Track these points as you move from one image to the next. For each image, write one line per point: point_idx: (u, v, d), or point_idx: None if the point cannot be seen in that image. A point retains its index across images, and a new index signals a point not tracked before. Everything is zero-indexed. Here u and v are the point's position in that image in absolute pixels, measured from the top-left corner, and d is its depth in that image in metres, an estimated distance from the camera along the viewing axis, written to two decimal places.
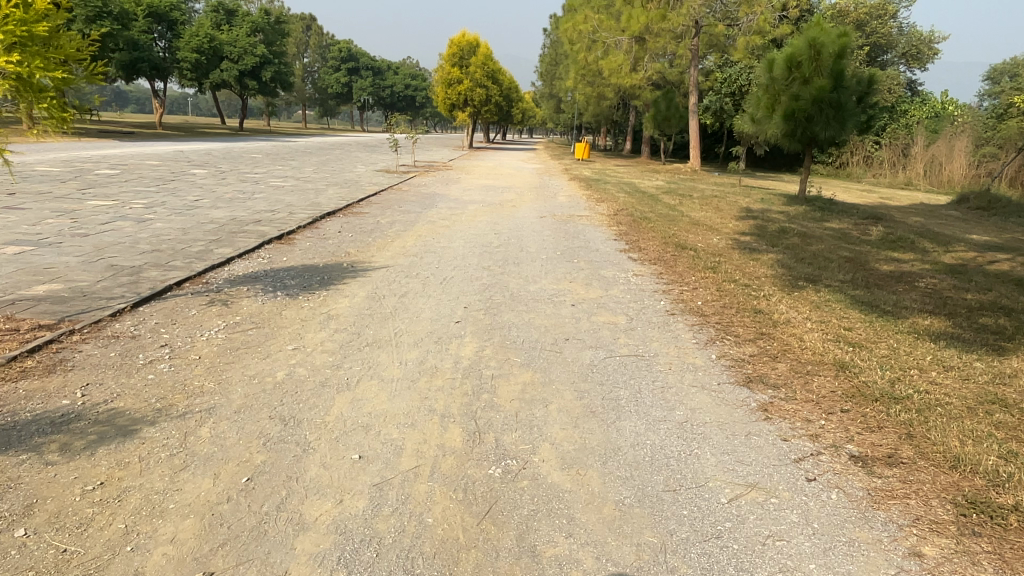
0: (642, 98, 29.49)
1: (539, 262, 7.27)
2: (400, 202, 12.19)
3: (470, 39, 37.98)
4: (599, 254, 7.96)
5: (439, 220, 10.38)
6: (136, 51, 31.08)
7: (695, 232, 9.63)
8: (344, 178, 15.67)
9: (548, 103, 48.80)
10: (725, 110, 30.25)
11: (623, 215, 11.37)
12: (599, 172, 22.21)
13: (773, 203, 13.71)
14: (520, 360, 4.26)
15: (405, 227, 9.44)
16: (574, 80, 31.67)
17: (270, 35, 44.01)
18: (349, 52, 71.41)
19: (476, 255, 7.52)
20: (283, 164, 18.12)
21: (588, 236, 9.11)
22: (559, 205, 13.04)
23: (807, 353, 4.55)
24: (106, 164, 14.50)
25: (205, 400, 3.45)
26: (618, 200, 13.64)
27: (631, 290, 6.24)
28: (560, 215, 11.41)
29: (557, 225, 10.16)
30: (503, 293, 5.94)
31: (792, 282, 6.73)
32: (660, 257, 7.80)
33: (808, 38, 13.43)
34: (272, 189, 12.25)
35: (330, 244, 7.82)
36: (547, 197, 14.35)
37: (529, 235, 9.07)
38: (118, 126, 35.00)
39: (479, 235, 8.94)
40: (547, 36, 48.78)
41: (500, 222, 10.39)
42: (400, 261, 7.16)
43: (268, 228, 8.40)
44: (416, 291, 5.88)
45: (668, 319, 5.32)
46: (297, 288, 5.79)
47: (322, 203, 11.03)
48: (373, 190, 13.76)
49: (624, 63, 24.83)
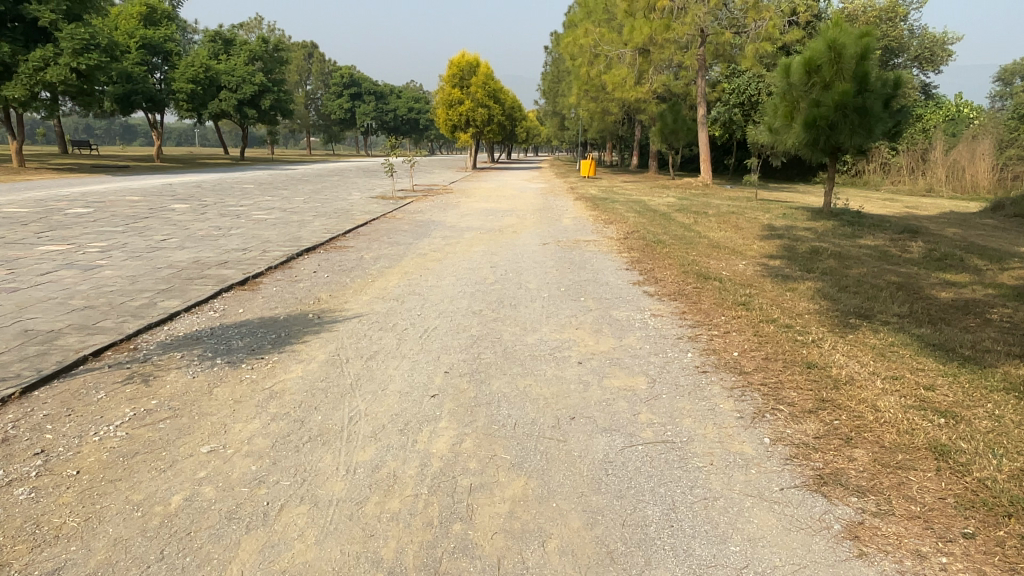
0: (647, 111, 28.60)
1: (540, 303, 6.22)
2: (391, 231, 11.23)
3: (470, 58, 37.29)
4: (609, 288, 6.91)
5: (432, 251, 9.39)
6: (130, 84, 31.01)
7: (716, 256, 8.57)
8: (336, 207, 14.77)
9: (553, 121, 48.02)
10: (734, 120, 29.14)
11: (634, 238, 10.33)
12: (606, 189, 21.23)
13: (797, 218, 12.66)
14: (509, 456, 3.19)
15: (392, 262, 8.45)
16: (577, 96, 30.79)
17: (268, 63, 43.64)
18: (351, 78, 71.25)
19: (467, 296, 6.48)
20: (273, 194, 17.24)
21: (596, 266, 8.08)
22: (564, 228, 12.04)
23: (890, 432, 3.45)
24: (81, 202, 13.64)
25: (52, 558, 2.42)
26: (628, 220, 12.61)
27: (651, 337, 5.16)
28: (566, 240, 10.37)
29: (562, 253, 9.16)
30: (494, 347, 4.87)
31: (842, 320, 5.63)
32: (680, 290, 6.73)
33: (828, 39, 12.42)
34: (252, 224, 11.33)
35: (300, 288, 6.82)
36: (550, 220, 13.35)
37: (530, 267, 8.04)
38: (113, 161, 34.35)
39: (474, 269, 7.93)
40: (549, 53, 48.14)
41: (498, 251, 9.39)
42: (377, 306, 6.13)
43: (232, 271, 7.42)
44: (388, 349, 4.83)
45: (700, 380, 4.22)
46: (243, 352, 4.75)
47: (303, 237, 10.08)
48: (364, 219, 12.82)
49: (628, 77, 23.92)
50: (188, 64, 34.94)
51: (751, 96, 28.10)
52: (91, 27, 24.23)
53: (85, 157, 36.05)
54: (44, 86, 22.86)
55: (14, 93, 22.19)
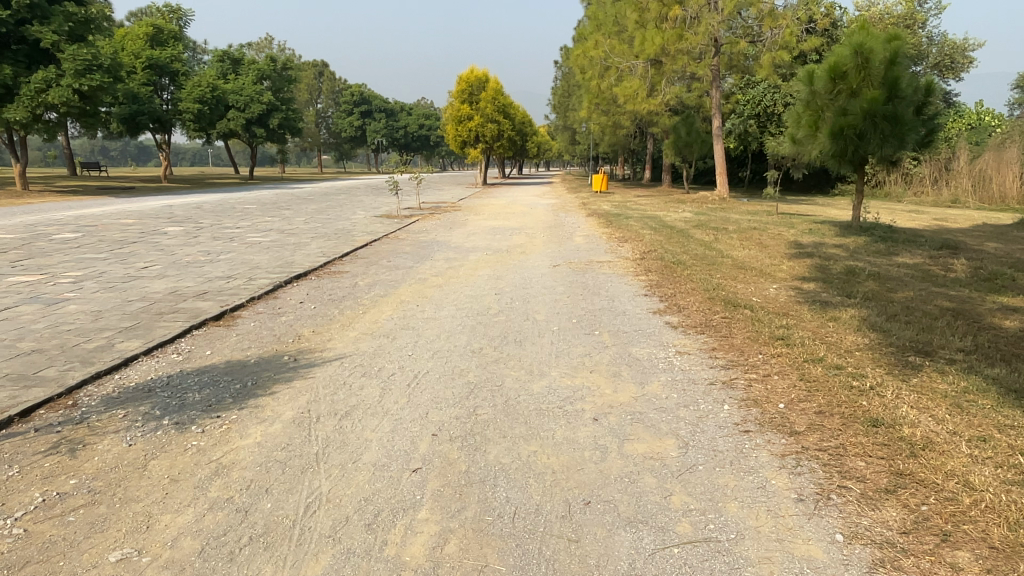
0: (660, 124, 27.97)
1: (549, 338, 5.48)
2: (391, 254, 10.56)
3: (479, 74, 36.85)
4: (626, 318, 6.16)
5: (435, 274, 8.71)
6: (136, 104, 30.90)
7: (742, 279, 7.80)
8: (336, 227, 14.14)
9: (563, 135, 47.44)
10: (750, 132, 28.45)
11: (651, 258, 9.58)
12: (619, 204, 20.52)
13: (825, 234, 11.88)
14: (506, 568, 2.43)
15: (389, 289, 7.74)
16: (587, 109, 30.24)
17: (276, 82, 43.47)
18: (361, 96, 71.35)
19: (468, 331, 5.74)
20: (274, 214, 16.64)
21: (612, 292, 7.34)
22: (574, 247, 11.33)
23: (1000, 526, 2.67)
24: (71, 227, 13.08)
25: None
26: (643, 238, 11.87)
27: (678, 383, 4.39)
28: (578, 261, 9.64)
29: (573, 275, 8.44)
30: (493, 399, 4.11)
31: (900, 358, 4.83)
32: (706, 321, 5.95)
33: (854, 44, 11.70)
34: (243, 248, 10.67)
35: (281, 323, 6.12)
36: (560, 239, 12.63)
37: (538, 293, 7.31)
38: (121, 182, 34.12)
39: (476, 296, 7.20)
40: (559, 68, 47.73)
41: (504, 274, 8.69)
42: (365, 343, 5.41)
43: (210, 303, 6.74)
44: (369, 401, 4.08)
45: (744, 444, 3.44)
46: (199, 408, 4.04)
47: (296, 262, 9.40)
48: (364, 240, 12.18)
49: (640, 88, 23.27)
50: (195, 83, 34.52)
51: (769, 108, 27.49)
52: (94, 47, 24.06)
53: (92, 179, 35.79)
54: (46, 108, 22.57)
55: (15, 115, 21.87)
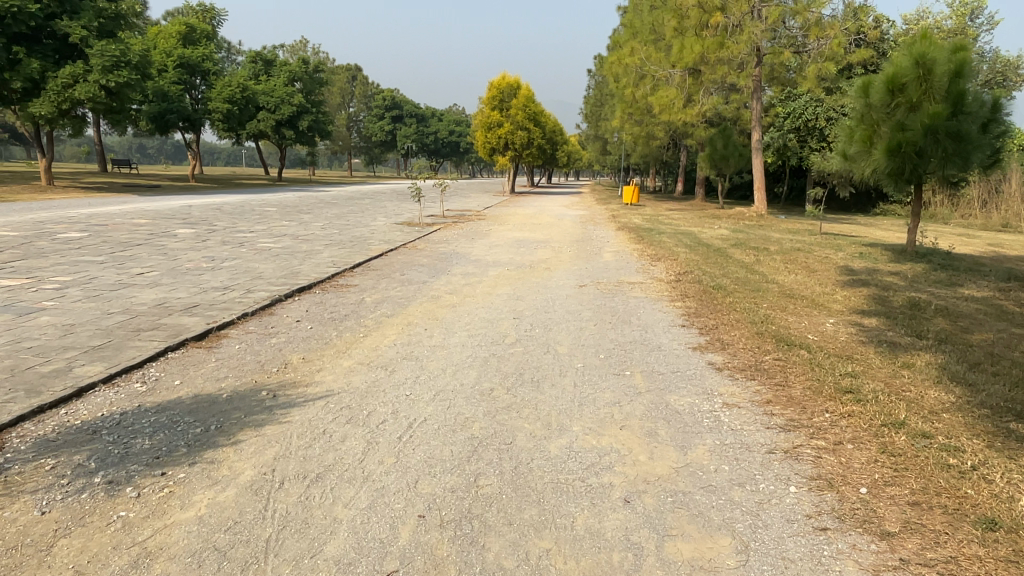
0: (695, 135, 27.18)
1: (572, 378, 4.71)
2: (407, 265, 9.87)
3: (510, 80, 36.25)
4: (662, 355, 5.35)
5: (450, 292, 7.98)
6: (165, 102, 30.90)
7: (792, 310, 6.94)
8: (352, 234, 13.48)
9: (595, 145, 46.58)
10: (789, 146, 27.59)
11: (687, 280, 8.75)
12: (651, 219, 19.67)
13: (877, 259, 10.94)
14: None
15: (398, 308, 7.02)
16: (619, 119, 29.59)
17: (308, 84, 43.30)
18: (393, 100, 71.30)
19: (478, 365, 4.98)
20: (291, 218, 16.08)
21: (644, 321, 6.54)
22: (604, 265, 10.51)
23: None
24: (79, 226, 12.60)
25: None
26: (678, 257, 11.02)
27: (728, 450, 3.57)
28: (608, 281, 8.84)
29: (602, 299, 7.64)
30: (499, 463, 3.33)
31: (1000, 425, 3.96)
32: (756, 363, 5.12)
33: (915, 54, 10.78)
34: (250, 254, 10.04)
35: (269, 346, 5.40)
36: (587, 254, 11.83)
37: (561, 319, 6.54)
38: (148, 180, 34.06)
39: (492, 320, 6.44)
40: (592, 77, 46.99)
41: (526, 293, 7.92)
42: (357, 376, 4.67)
43: (197, 319, 6.07)
44: (347, 460, 3.33)
45: (824, 553, 2.64)
46: (143, 462, 3.32)
47: (302, 273, 8.73)
48: (380, 250, 11.51)
49: (676, 98, 22.44)
50: (226, 84, 34.36)
51: (810, 121, 26.66)
52: (123, 44, 24.03)
53: (121, 176, 35.78)
54: (72, 104, 22.50)
55: (41, 110, 21.79)
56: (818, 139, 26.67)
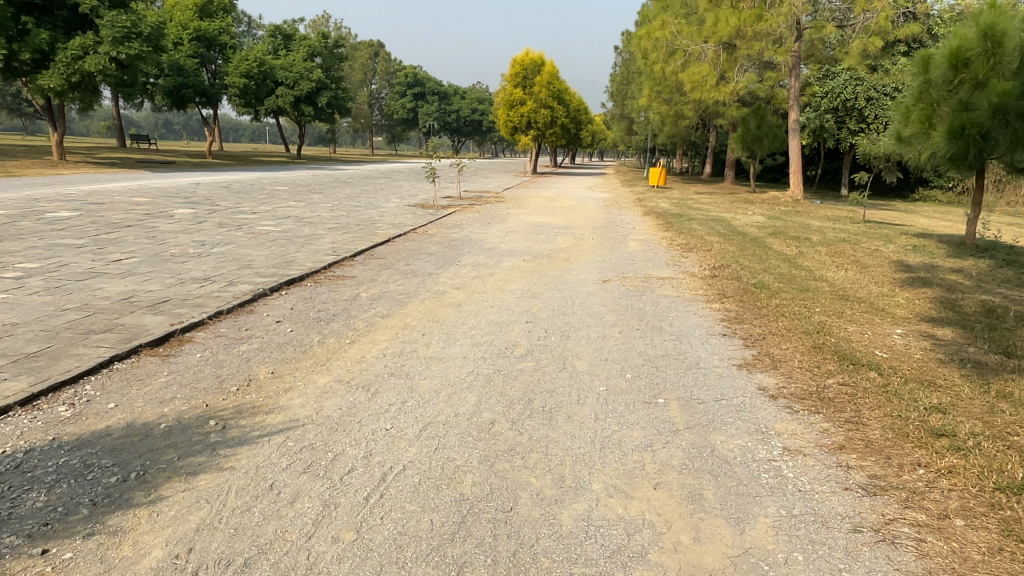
0: (727, 115, 25.96)
1: (591, 408, 3.82)
2: (414, 253, 9.03)
3: (534, 57, 35.07)
4: (700, 376, 4.46)
5: (459, 286, 7.12)
6: (181, 76, 30.25)
7: (850, 317, 5.99)
8: (360, 217, 12.65)
9: (621, 125, 45.29)
10: (826, 127, 26.59)
11: (725, 276, 7.80)
12: (679, 202, 18.62)
13: (932, 253, 9.90)
14: None
15: (396, 305, 6.17)
16: (647, 97, 28.56)
17: (327, 59, 42.39)
18: (415, 77, 70.15)
19: (479, 387, 4.11)
20: (299, 198, 15.29)
21: (679, 328, 5.62)
22: (631, 255, 9.56)
23: None
24: (73, 204, 11.91)
25: None
26: (711, 247, 10.05)
27: (800, 528, 2.69)
28: (635, 276, 7.91)
29: (629, 297, 6.73)
30: (492, 547, 2.47)
31: None
32: (819, 390, 4.19)
33: (982, 25, 9.61)
34: (245, 238, 9.25)
35: (237, 356, 4.58)
36: (611, 242, 10.89)
37: (582, 323, 5.66)
38: (164, 156, 33.51)
39: (501, 324, 5.57)
40: (619, 54, 45.53)
41: (544, 289, 7.05)
42: (332, 400, 3.83)
43: (162, 318, 5.26)
44: (289, 538, 2.50)
45: None
46: (22, 532, 2.50)
47: (297, 261, 7.90)
48: (387, 235, 10.68)
49: (709, 75, 21.39)
50: (242, 58, 33.57)
51: (848, 100, 25.66)
52: (134, 14, 23.42)
53: (138, 152, 35.30)
54: (82, 77, 21.93)
55: (50, 82, 21.25)
56: (856, 120, 25.65)
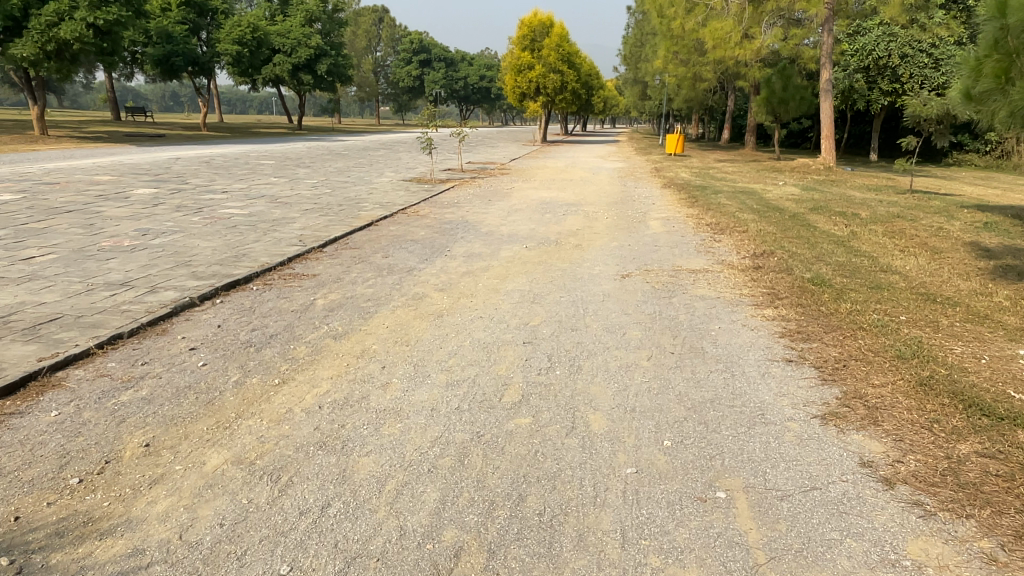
0: (749, 76, 24.18)
1: (617, 514, 2.45)
2: (397, 240, 7.66)
3: (542, 18, 33.15)
4: (770, 439, 3.08)
5: (443, 286, 5.74)
6: (170, 44, 28.70)
7: (951, 331, 4.54)
8: (345, 194, 11.26)
9: (633, 90, 43.27)
10: (856, 88, 24.98)
11: (772, 268, 6.36)
12: (700, 172, 17.13)
13: (1009, 232, 8.38)
14: None
15: (357, 317, 4.81)
16: (663, 59, 26.84)
17: (326, 25, 40.62)
18: (421, 43, 68.02)
19: (444, 471, 2.73)
20: (283, 173, 13.92)
21: (727, 349, 4.23)
22: (652, 238, 8.13)
23: None
24: (23, 185, 10.61)
25: None
26: (747, 228, 8.58)
27: None
28: (661, 268, 6.50)
29: (657, 301, 5.33)
30: None
31: None
32: (957, 473, 2.79)
33: None
34: (199, 225, 7.89)
35: (109, 416, 3.22)
36: (628, 222, 9.45)
37: (599, 344, 4.26)
38: (158, 129, 32.14)
39: (491, 349, 4.19)
40: (632, 15, 43.47)
41: (549, 290, 5.67)
42: (213, 506, 2.49)
43: (35, 349, 3.92)
44: None
45: None
46: None
47: (249, 254, 6.52)
48: (372, 216, 9.34)
49: (733, 31, 19.79)
50: (234, 24, 31.87)
51: (880, 58, 23.92)
52: None
53: (131, 124, 33.92)
54: (58, 45, 20.50)
55: (22, 52, 19.82)
56: (890, 79, 23.94)
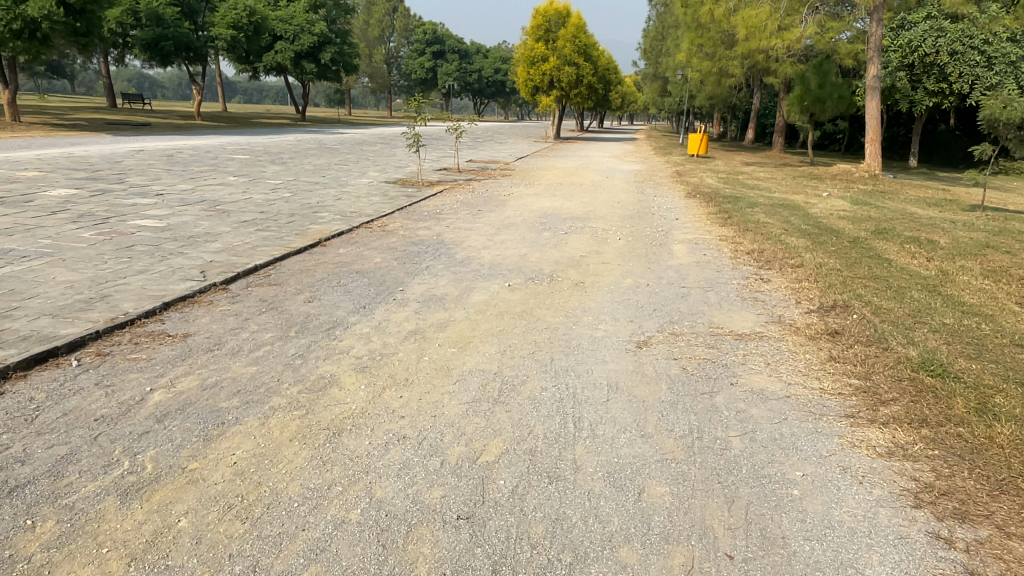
0: (782, 70, 22.08)
1: None
2: (337, 271, 5.74)
3: (558, 6, 31.07)
4: None
5: (368, 361, 3.81)
6: (160, 27, 26.91)
7: None
8: (306, 200, 9.37)
9: (653, 85, 41.10)
10: (898, 87, 22.88)
11: (855, 337, 4.37)
12: (728, 178, 15.17)
13: None
14: None
15: (194, 437, 2.88)
16: (687, 52, 24.74)
17: (331, 11, 38.73)
18: (434, 34, 66.14)
19: None
20: (248, 171, 12.07)
21: (830, 548, 2.28)
22: (678, 275, 6.15)
23: None
24: None
25: None
26: (801, 261, 6.59)
27: None
28: (692, 329, 4.56)
29: (694, 404, 3.37)
30: None
31: None
32: None
33: None
34: (82, 244, 6.03)
35: None
36: (646, 246, 7.49)
37: (595, 532, 2.31)
38: (149, 117, 30.48)
39: (390, 537, 2.25)
40: (655, 7, 41.34)
41: (530, 372, 3.73)
42: None
43: None
44: None
45: None
46: None
47: (110, 296, 4.64)
48: (326, 230, 7.48)
49: (770, 18, 17.78)
50: (230, 7, 30.08)
51: (926, 54, 21.81)
52: None
53: (123, 112, 32.28)
54: (25, 24, 18.77)
55: None
56: (936, 77, 21.83)
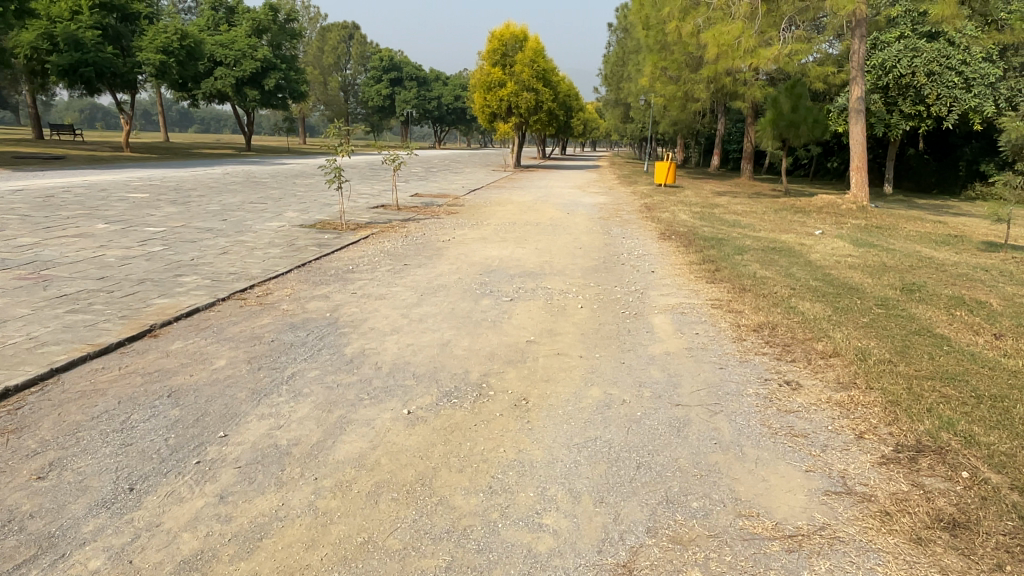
0: (751, 93, 20.70)
1: None
2: (140, 392, 3.66)
3: (514, 30, 29.55)
4: None
5: None
6: (78, 52, 24.60)
7: None
8: (179, 256, 7.27)
9: (615, 111, 39.91)
10: (873, 110, 21.67)
11: (1006, 545, 2.42)
12: (702, 212, 13.49)
13: None
14: None
15: None
16: (650, 76, 23.25)
17: (276, 36, 36.73)
18: (391, 61, 64.42)
19: None
20: (131, 215, 9.92)
21: None
22: (667, 376, 4.20)
23: None
24: None
25: None
26: (837, 347, 4.67)
27: None
28: (707, 522, 2.57)
29: None
30: None
31: None
32: None
33: None
34: None
35: None
36: (616, 321, 5.53)
37: None
38: (72, 150, 28.01)
39: None
40: (615, 32, 40.25)
41: None
42: None
43: None
44: None
45: None
46: None
47: None
48: (176, 305, 5.40)
49: (742, 35, 16.26)
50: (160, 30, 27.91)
51: (900, 76, 20.55)
52: None
53: (45, 145, 29.75)
54: None
55: None
56: (912, 100, 20.63)
